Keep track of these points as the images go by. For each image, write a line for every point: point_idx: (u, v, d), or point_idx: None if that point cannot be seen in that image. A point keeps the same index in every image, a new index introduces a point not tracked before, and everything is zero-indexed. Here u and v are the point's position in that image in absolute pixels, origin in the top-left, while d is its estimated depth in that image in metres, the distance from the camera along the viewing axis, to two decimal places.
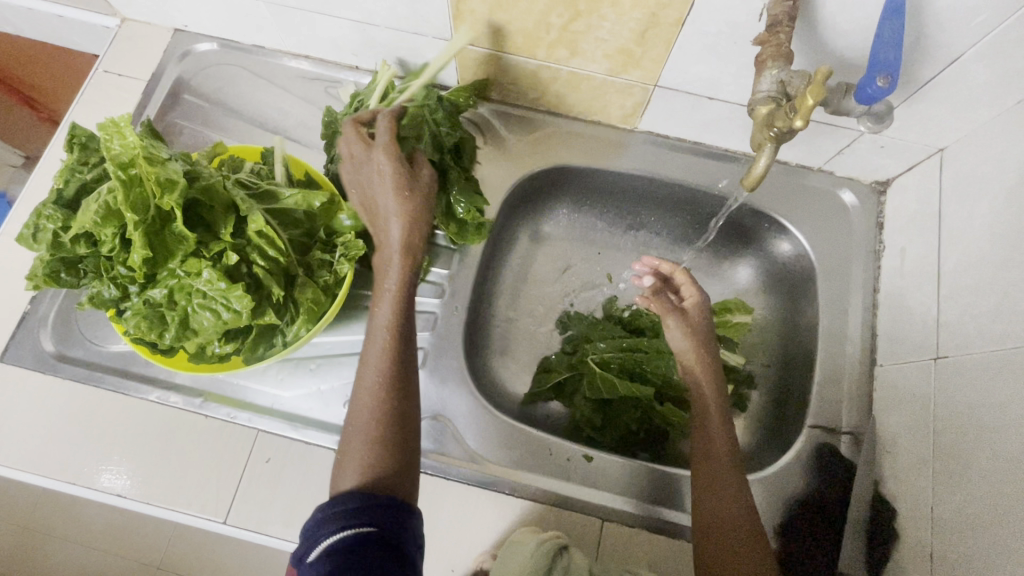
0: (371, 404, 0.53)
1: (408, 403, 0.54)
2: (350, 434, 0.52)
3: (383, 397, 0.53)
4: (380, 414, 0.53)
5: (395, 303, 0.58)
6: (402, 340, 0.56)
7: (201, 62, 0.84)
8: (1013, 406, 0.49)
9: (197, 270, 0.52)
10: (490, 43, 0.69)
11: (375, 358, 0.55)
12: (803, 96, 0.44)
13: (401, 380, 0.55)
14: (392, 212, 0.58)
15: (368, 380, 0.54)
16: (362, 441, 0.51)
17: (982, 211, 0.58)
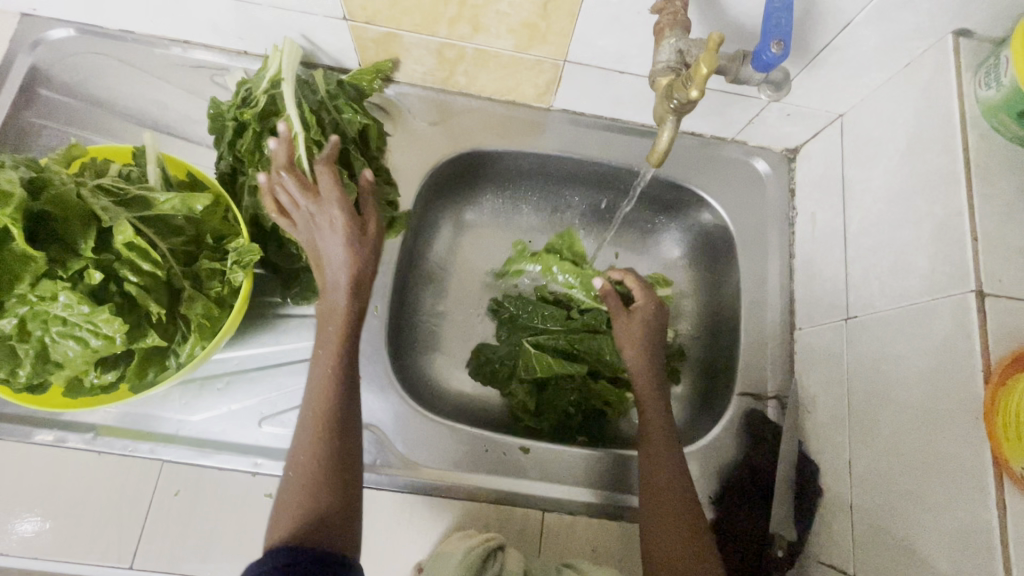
0: (305, 467, 0.48)
1: (347, 463, 0.49)
2: (283, 502, 0.47)
3: (321, 458, 0.48)
4: (315, 476, 0.47)
5: (336, 352, 0.53)
6: (341, 394, 0.51)
7: (58, 52, 0.73)
8: (914, 359, 0.52)
9: (53, 294, 0.45)
10: (386, 20, 0.64)
11: (312, 414, 0.50)
12: (697, 65, 0.42)
13: (344, 422, 0.50)
14: (343, 262, 0.54)
15: (304, 439, 0.49)
16: (295, 505, 0.46)
17: (879, 172, 0.60)
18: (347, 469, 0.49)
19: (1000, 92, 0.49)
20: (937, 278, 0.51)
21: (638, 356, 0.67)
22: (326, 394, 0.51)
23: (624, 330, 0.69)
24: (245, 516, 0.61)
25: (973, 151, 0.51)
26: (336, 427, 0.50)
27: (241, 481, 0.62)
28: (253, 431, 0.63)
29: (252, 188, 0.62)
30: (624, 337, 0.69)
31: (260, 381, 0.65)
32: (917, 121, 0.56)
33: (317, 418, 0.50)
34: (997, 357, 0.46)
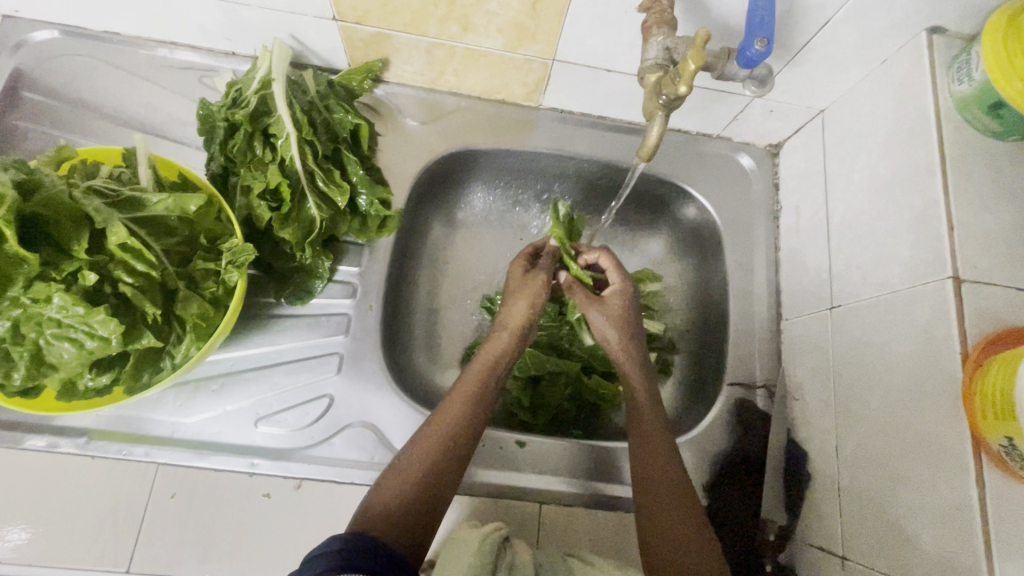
0: (419, 467, 0.54)
1: (452, 482, 0.55)
2: (389, 482, 0.53)
3: (438, 469, 0.54)
4: (425, 480, 0.53)
5: (477, 387, 0.60)
6: (472, 426, 0.58)
7: (41, 54, 0.72)
8: (895, 345, 0.53)
9: (46, 296, 0.45)
10: (376, 21, 0.64)
11: (443, 426, 0.56)
12: (686, 62, 0.43)
13: (461, 447, 0.56)
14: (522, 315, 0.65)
15: (428, 441, 0.55)
16: (399, 494, 0.52)
17: (860, 165, 0.62)
18: (447, 490, 0.54)
19: (972, 87, 0.51)
20: (916, 267, 0.53)
21: (609, 335, 0.67)
22: (462, 419, 0.57)
23: (595, 314, 0.68)
24: (244, 517, 0.61)
25: (948, 144, 0.53)
26: (460, 455, 0.56)
27: (238, 482, 0.62)
28: (250, 432, 0.63)
29: (244, 187, 0.62)
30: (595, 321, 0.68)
31: (255, 382, 0.65)
32: (895, 115, 0.58)
33: (444, 435, 0.56)
34: (974, 340, 0.47)
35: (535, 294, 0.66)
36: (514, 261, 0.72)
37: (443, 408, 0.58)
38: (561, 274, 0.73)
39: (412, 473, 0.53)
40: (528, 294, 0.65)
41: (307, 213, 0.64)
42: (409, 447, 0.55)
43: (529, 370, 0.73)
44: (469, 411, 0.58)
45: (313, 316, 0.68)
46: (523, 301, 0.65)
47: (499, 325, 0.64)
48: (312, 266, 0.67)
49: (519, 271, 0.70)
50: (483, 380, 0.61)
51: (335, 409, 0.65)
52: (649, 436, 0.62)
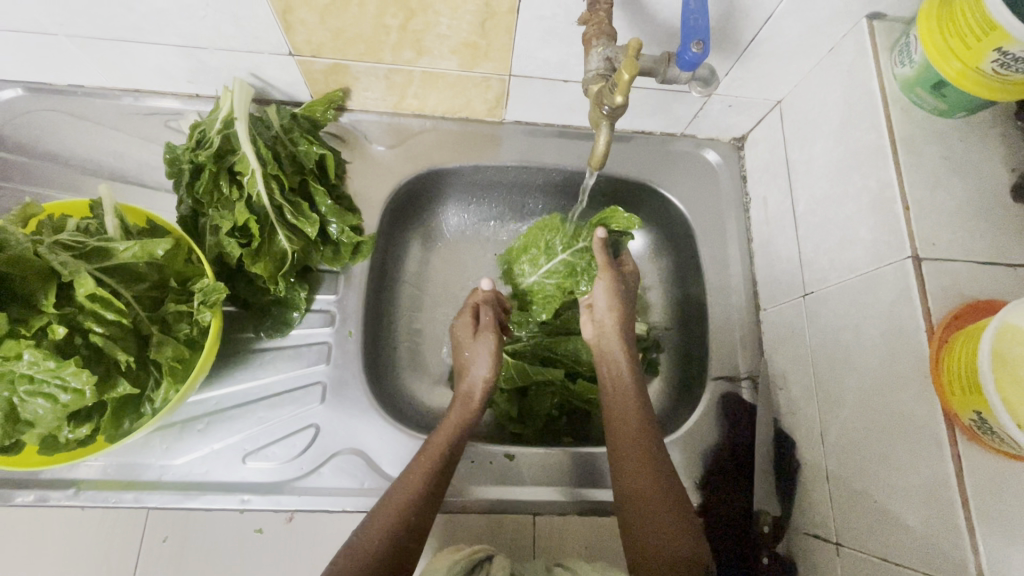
0: (376, 542, 0.53)
1: (411, 552, 0.54)
2: (347, 555, 0.52)
3: (397, 539, 0.54)
4: (383, 552, 0.52)
5: (447, 441, 0.61)
6: (433, 495, 0.57)
7: (8, 112, 0.73)
8: (866, 327, 0.54)
9: (17, 353, 0.45)
10: (331, 53, 0.65)
11: (410, 484, 0.57)
12: (620, 71, 0.44)
13: (428, 501, 0.57)
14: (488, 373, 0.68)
15: (387, 512, 0.55)
16: (355, 565, 0.51)
17: (818, 153, 0.63)
18: (410, 556, 0.54)
19: (913, 69, 0.52)
20: (878, 247, 0.53)
21: (609, 318, 0.70)
22: (423, 487, 0.57)
23: (609, 282, 0.71)
24: (237, 555, 0.61)
25: (897, 126, 0.54)
26: (417, 524, 0.55)
27: (230, 519, 0.62)
28: (238, 468, 0.63)
29: (213, 227, 0.63)
30: (601, 285, 0.71)
31: (241, 419, 0.65)
32: (846, 101, 0.59)
33: (402, 508, 0.55)
34: (939, 317, 0.48)
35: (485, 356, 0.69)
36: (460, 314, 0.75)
37: (404, 479, 0.58)
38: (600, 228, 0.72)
39: (368, 549, 0.52)
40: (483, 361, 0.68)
41: (278, 246, 0.64)
42: (381, 502, 0.57)
43: (516, 382, 0.74)
44: (431, 480, 0.58)
45: (293, 346, 0.69)
46: (481, 366, 0.69)
47: (464, 393, 0.68)
48: (288, 298, 0.67)
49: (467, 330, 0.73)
50: (445, 446, 0.61)
51: (322, 438, 0.65)
52: (631, 439, 0.62)
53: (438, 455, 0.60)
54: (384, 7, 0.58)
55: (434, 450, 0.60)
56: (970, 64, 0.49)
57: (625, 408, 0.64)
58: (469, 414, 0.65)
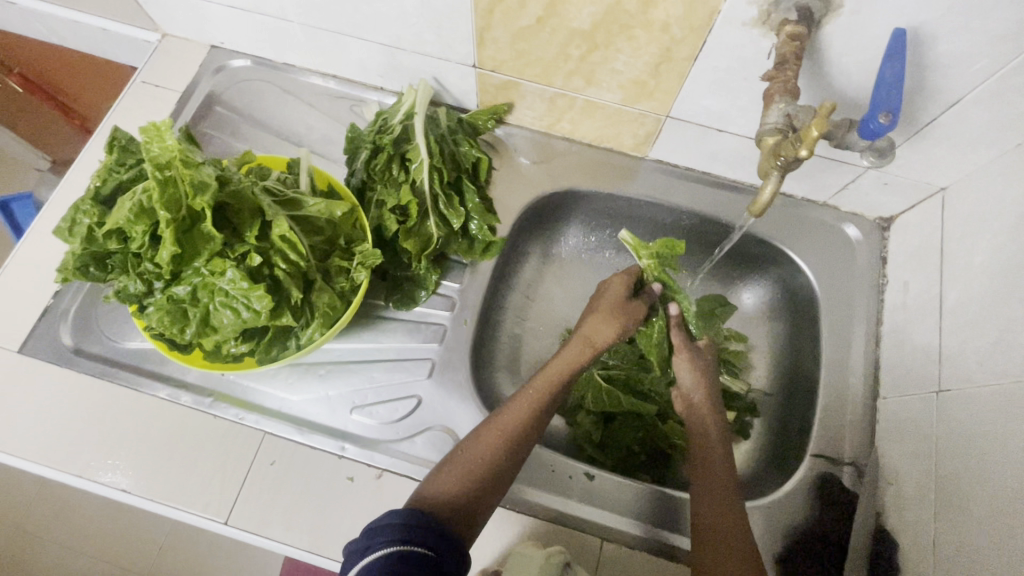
0: (477, 461, 0.58)
1: (507, 475, 0.59)
2: (450, 466, 0.58)
3: (496, 463, 0.58)
4: (483, 472, 0.58)
5: (543, 395, 0.64)
6: (533, 431, 0.62)
7: (233, 77, 0.88)
8: (1013, 439, 0.50)
9: (221, 270, 0.54)
10: (509, 70, 0.72)
11: (502, 427, 0.61)
12: (808, 128, 0.46)
13: (518, 443, 0.60)
14: (609, 335, 0.69)
15: (479, 447, 0.59)
16: (455, 481, 0.57)
17: (982, 247, 0.60)
18: (494, 491, 0.57)
19: None
20: None
21: (699, 395, 0.70)
22: (523, 421, 0.61)
23: (684, 362, 0.72)
24: (326, 496, 0.66)
25: None
26: (515, 453, 0.60)
27: (328, 462, 0.68)
28: (345, 417, 0.70)
29: (378, 201, 0.71)
30: (683, 369, 0.72)
31: (357, 374, 0.72)
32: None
33: (503, 435, 0.60)
34: None
35: (624, 320, 0.70)
36: (615, 277, 0.75)
37: (508, 407, 0.63)
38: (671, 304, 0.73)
39: (471, 465, 0.58)
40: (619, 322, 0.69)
41: (427, 229, 0.71)
42: (473, 438, 0.60)
43: (605, 406, 0.75)
44: (531, 417, 0.62)
45: (414, 321, 0.75)
46: (615, 324, 0.70)
47: (582, 339, 0.69)
48: (422, 278, 0.73)
49: (618, 294, 0.73)
50: (549, 387, 0.65)
51: (421, 410, 0.70)
52: (712, 477, 0.63)
53: (541, 394, 0.64)
54: (572, 37, 0.64)
55: (539, 391, 0.64)
56: None
57: (714, 443, 0.66)
58: (581, 361, 0.67)
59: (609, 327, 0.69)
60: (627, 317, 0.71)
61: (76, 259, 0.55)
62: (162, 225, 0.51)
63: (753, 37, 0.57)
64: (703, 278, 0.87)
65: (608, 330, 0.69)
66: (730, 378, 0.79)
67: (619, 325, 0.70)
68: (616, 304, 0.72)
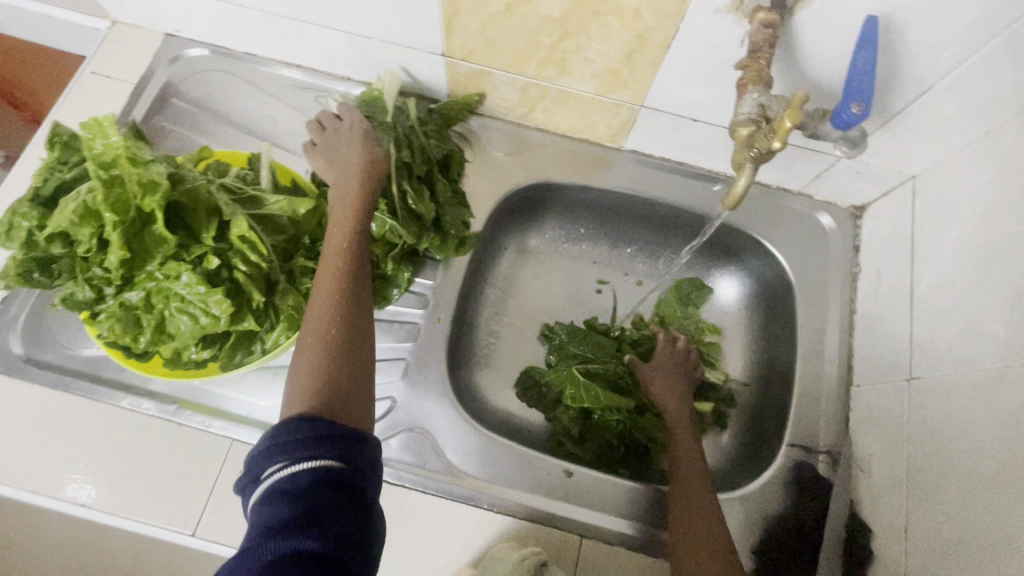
0: (310, 356, 0.49)
1: (355, 344, 0.51)
2: (293, 387, 0.48)
3: (328, 337, 0.50)
4: (326, 355, 0.49)
5: (344, 258, 0.55)
6: (350, 292, 0.54)
7: (190, 68, 0.84)
8: (983, 426, 0.50)
9: (176, 273, 0.51)
10: (479, 59, 0.70)
11: (317, 309, 0.52)
12: (781, 119, 0.45)
13: (343, 310, 0.52)
14: (353, 185, 0.61)
15: (306, 338, 0.51)
16: (303, 380, 0.48)
17: (952, 236, 0.60)
18: (349, 362, 0.50)
19: None
20: (1011, 345, 0.50)
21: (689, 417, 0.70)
22: (334, 289, 0.53)
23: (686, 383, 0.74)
24: None
25: None
26: (348, 321, 0.52)
27: None
28: None
29: None
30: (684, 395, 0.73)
31: None
32: (996, 188, 0.56)
33: (320, 314, 0.51)
34: None
35: (349, 170, 0.63)
36: (326, 132, 0.67)
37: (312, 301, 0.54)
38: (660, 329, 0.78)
39: (308, 356, 0.49)
40: (349, 171, 0.62)
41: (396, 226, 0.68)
42: (298, 343, 0.52)
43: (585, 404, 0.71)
44: (340, 281, 0.54)
45: (386, 320, 0.73)
46: (353, 179, 0.62)
47: (337, 211, 0.60)
48: (393, 276, 0.71)
49: (340, 146, 0.65)
50: (342, 251, 0.56)
51: (396, 412, 0.68)
52: (684, 472, 0.64)
53: (334, 263, 0.55)
54: (542, 25, 0.62)
55: (335, 258, 0.56)
56: None
57: (681, 440, 0.67)
58: (358, 215, 0.58)
59: (353, 178, 0.62)
60: (366, 160, 0.63)
61: (18, 265, 0.52)
62: (109, 228, 0.48)
63: (726, 23, 0.56)
64: (680, 270, 0.86)
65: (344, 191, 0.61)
66: (707, 369, 0.79)
67: (354, 174, 0.63)
68: (347, 158, 0.64)
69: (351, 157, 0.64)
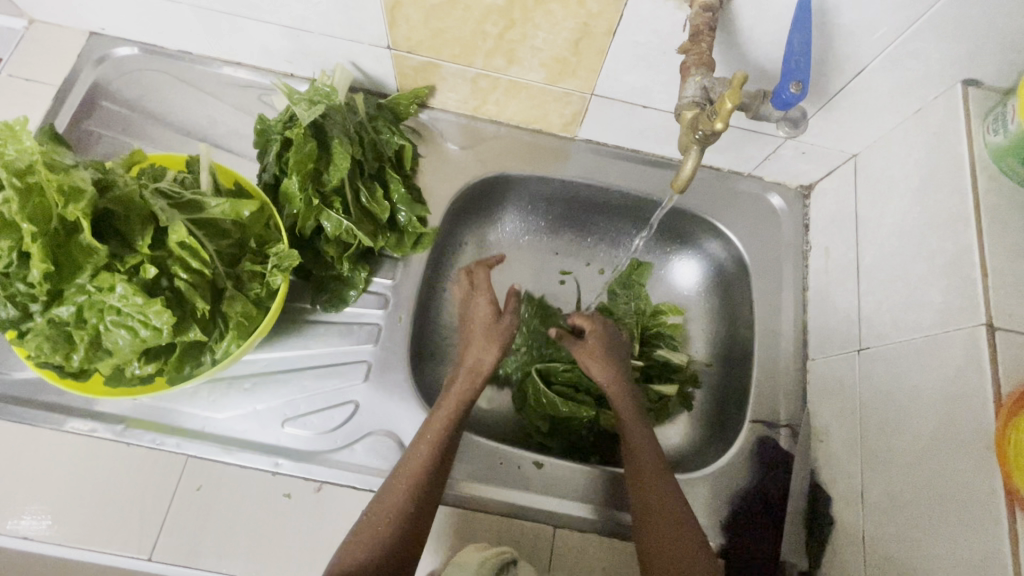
0: (390, 509, 0.56)
1: (426, 517, 0.57)
2: (363, 527, 0.56)
3: (406, 508, 0.56)
4: (400, 521, 0.56)
5: (444, 425, 0.61)
6: (440, 465, 0.60)
7: (120, 68, 0.79)
8: (926, 390, 0.53)
9: (109, 285, 0.48)
10: (426, 51, 0.69)
11: (410, 468, 0.59)
12: (723, 100, 0.45)
13: (429, 482, 0.58)
14: (484, 353, 0.68)
15: (390, 497, 0.57)
16: (369, 543, 0.54)
17: (892, 210, 0.63)
18: (413, 539, 0.56)
19: (1007, 138, 0.51)
20: (949, 311, 0.52)
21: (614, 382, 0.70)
22: (430, 456, 0.59)
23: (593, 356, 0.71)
24: (262, 515, 0.62)
25: (982, 192, 0.53)
26: (424, 501, 0.58)
27: (261, 480, 0.63)
28: (277, 431, 0.65)
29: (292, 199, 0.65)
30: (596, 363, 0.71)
31: (286, 384, 0.68)
32: (929, 163, 0.59)
33: (412, 478, 0.58)
34: (1007, 388, 0.47)
35: (489, 349, 0.69)
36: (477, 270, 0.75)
37: (410, 452, 0.60)
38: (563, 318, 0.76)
39: (385, 522, 0.55)
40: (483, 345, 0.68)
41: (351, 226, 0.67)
42: (383, 489, 0.58)
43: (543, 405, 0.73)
44: (435, 450, 0.60)
45: (345, 323, 0.71)
46: (493, 348, 0.69)
47: (470, 371, 0.67)
48: (350, 277, 0.69)
49: (483, 312, 0.71)
50: (448, 420, 0.62)
51: (360, 415, 0.67)
52: (651, 475, 0.62)
53: (439, 429, 0.61)
54: (487, 14, 0.61)
55: (440, 420, 0.62)
56: None
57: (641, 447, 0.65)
58: (468, 392, 0.65)
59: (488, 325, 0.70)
60: (501, 330, 0.70)
61: None
62: (29, 241, 0.45)
63: (668, 8, 0.56)
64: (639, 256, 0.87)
65: (485, 351, 0.69)
66: (669, 352, 0.80)
67: (493, 334, 0.70)
68: (484, 326, 0.70)
69: (479, 317, 0.71)
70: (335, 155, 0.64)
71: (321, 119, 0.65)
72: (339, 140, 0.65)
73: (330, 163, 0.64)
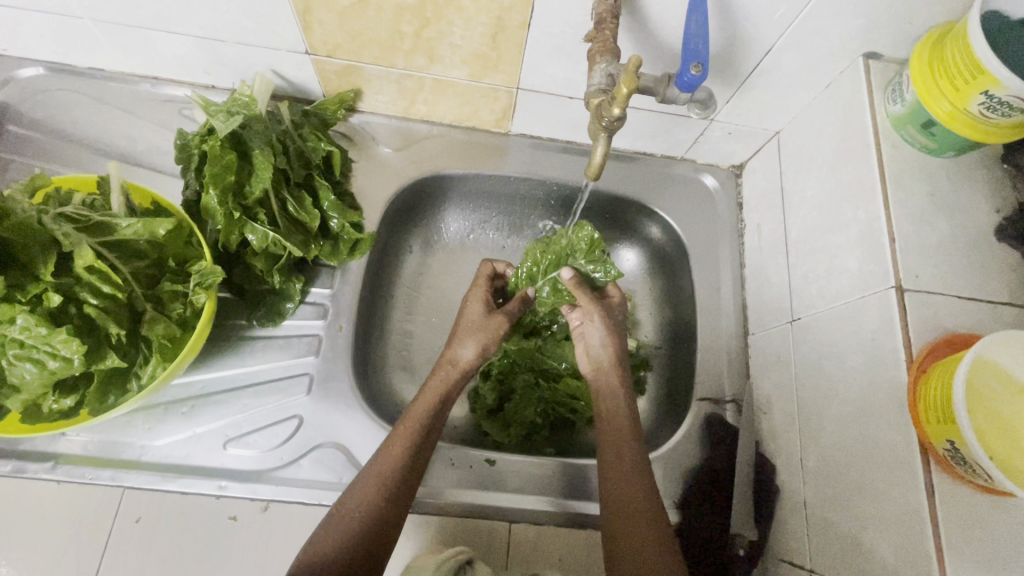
0: (359, 506, 0.55)
1: (398, 515, 0.56)
2: (329, 525, 0.54)
3: (380, 497, 0.56)
4: (371, 517, 0.54)
5: (423, 415, 0.62)
6: (418, 456, 0.59)
7: (27, 89, 0.75)
8: (849, 355, 0.55)
9: (9, 317, 0.46)
10: (345, 55, 0.68)
11: (388, 456, 0.58)
12: (619, 85, 0.46)
13: (407, 471, 0.58)
14: (472, 351, 0.69)
15: (365, 486, 0.56)
16: (339, 534, 0.53)
17: (811, 184, 0.65)
18: (386, 530, 0.55)
19: (905, 108, 0.55)
20: (864, 277, 0.54)
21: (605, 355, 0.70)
22: (409, 445, 0.59)
23: (597, 319, 0.71)
24: (207, 540, 0.60)
25: (887, 161, 0.55)
26: (399, 490, 0.57)
27: (204, 504, 0.61)
28: (219, 454, 0.63)
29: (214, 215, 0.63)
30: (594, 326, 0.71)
31: (225, 404, 0.66)
32: (840, 136, 0.61)
33: (391, 467, 0.57)
34: (918, 346, 0.49)
35: (484, 341, 0.69)
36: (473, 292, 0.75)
37: (387, 442, 0.60)
38: (564, 269, 0.72)
39: (359, 510, 0.55)
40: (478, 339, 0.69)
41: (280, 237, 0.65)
42: (357, 480, 0.57)
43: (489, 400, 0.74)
44: (416, 439, 0.60)
45: (284, 337, 0.69)
46: (473, 343, 0.69)
47: (450, 363, 0.68)
48: (283, 289, 0.68)
49: (475, 310, 0.72)
50: (428, 410, 0.63)
51: (305, 429, 0.65)
52: (620, 441, 0.64)
53: (418, 419, 0.62)
54: (400, 14, 0.61)
55: (421, 410, 0.63)
56: (959, 105, 0.51)
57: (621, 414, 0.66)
58: (451, 385, 0.66)
59: (480, 338, 0.69)
60: (488, 330, 0.70)
61: None
62: None
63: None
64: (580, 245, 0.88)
65: (472, 345, 0.69)
66: None
67: (482, 333, 0.70)
68: (474, 323, 0.71)
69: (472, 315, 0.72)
70: (256, 165, 0.63)
71: (239, 127, 0.63)
72: (259, 146, 0.63)
73: (252, 175, 0.63)
